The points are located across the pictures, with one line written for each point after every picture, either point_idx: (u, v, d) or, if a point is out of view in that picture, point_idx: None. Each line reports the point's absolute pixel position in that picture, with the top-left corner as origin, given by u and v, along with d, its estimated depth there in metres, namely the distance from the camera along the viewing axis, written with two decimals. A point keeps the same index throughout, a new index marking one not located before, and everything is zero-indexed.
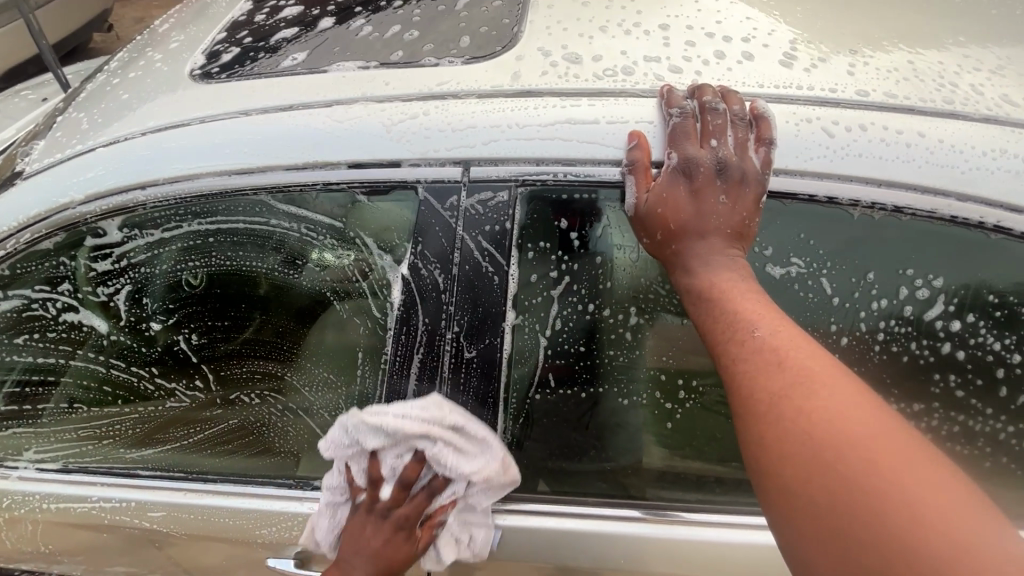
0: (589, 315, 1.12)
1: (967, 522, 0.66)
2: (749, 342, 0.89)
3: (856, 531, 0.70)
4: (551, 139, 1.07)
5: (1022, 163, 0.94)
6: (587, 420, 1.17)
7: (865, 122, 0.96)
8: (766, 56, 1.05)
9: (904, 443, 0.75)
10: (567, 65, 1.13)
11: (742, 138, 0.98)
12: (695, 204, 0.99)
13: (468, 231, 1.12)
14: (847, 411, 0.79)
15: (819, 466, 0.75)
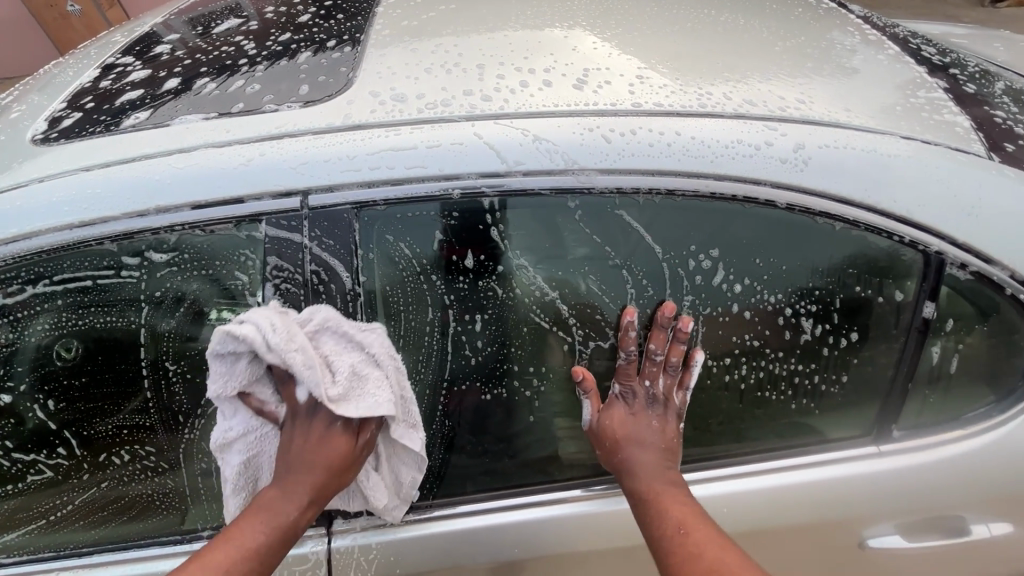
0: (453, 322, 1.08)
1: None
2: (671, 531, 0.98)
3: None
4: (380, 165, 0.98)
5: (772, 144, 1.00)
6: (456, 416, 1.15)
7: (634, 127, 1.00)
8: (562, 82, 1.10)
9: None
10: (394, 104, 1.06)
11: (674, 380, 1.09)
12: (634, 428, 1.08)
13: (314, 262, 1.00)
14: None
15: None
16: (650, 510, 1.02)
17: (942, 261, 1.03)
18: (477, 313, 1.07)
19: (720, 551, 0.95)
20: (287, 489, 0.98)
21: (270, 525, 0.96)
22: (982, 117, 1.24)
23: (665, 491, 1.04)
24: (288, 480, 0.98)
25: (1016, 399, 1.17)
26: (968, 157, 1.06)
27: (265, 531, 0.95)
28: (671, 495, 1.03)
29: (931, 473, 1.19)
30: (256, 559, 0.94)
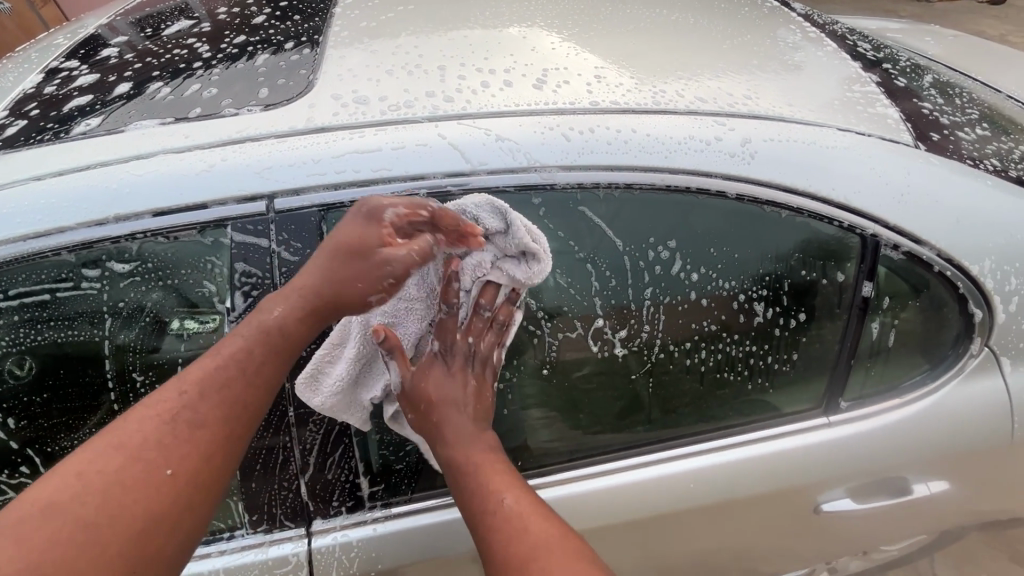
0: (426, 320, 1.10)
1: None
2: (505, 514, 0.98)
3: None
4: (345, 168, 0.99)
5: (720, 138, 1.06)
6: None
7: (592, 125, 1.05)
8: (522, 82, 1.13)
9: None
10: (356, 107, 1.06)
11: (493, 338, 1.06)
12: (441, 385, 1.05)
13: (283, 267, 1.01)
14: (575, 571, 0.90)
15: None
16: (475, 487, 1.01)
17: (876, 243, 1.12)
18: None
19: (531, 536, 0.95)
20: (316, 285, 0.95)
21: (270, 319, 0.95)
22: (910, 109, 1.34)
23: (490, 478, 1.02)
24: (322, 277, 0.95)
25: (947, 367, 1.28)
26: (897, 147, 1.15)
27: (270, 315, 0.95)
28: (502, 484, 1.02)
29: (874, 440, 1.29)
30: (228, 374, 0.93)
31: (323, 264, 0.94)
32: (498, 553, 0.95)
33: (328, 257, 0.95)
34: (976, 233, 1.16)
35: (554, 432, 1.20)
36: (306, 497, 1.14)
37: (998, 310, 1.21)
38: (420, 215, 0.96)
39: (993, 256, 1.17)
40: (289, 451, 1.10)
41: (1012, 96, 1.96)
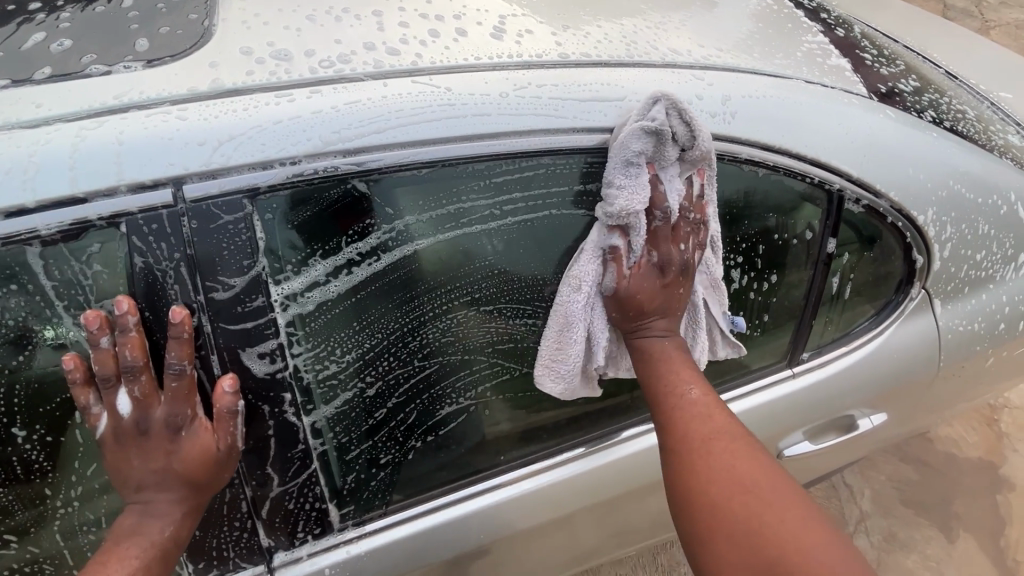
0: (403, 324, 0.95)
1: (806, 534, 0.80)
2: (690, 399, 0.96)
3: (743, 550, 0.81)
4: (274, 141, 0.77)
5: (700, 95, 0.98)
6: (403, 413, 1.04)
7: (566, 82, 0.91)
8: (478, 32, 0.97)
9: (789, 497, 0.84)
10: (277, 64, 0.85)
11: (699, 239, 1.01)
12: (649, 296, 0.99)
13: (204, 275, 0.79)
14: (733, 475, 0.86)
15: (736, 518, 0.83)
16: None
17: (840, 197, 1.13)
18: (399, 306, 0.93)
19: (713, 420, 0.93)
20: (162, 474, 0.86)
21: (163, 530, 0.86)
22: (854, 60, 1.36)
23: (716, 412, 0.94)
24: (163, 467, 0.86)
25: (891, 309, 1.35)
26: (856, 99, 1.15)
27: (163, 527, 0.87)
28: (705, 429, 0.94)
29: (830, 386, 1.35)
30: None
31: (151, 459, 0.85)
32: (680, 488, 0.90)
33: (145, 446, 0.85)
34: (923, 182, 1.20)
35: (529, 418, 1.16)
36: (261, 533, 0.99)
37: (935, 255, 1.29)
38: (190, 331, 0.80)
39: (935, 205, 1.23)
40: (239, 487, 0.95)
41: (911, 49, 2.11)
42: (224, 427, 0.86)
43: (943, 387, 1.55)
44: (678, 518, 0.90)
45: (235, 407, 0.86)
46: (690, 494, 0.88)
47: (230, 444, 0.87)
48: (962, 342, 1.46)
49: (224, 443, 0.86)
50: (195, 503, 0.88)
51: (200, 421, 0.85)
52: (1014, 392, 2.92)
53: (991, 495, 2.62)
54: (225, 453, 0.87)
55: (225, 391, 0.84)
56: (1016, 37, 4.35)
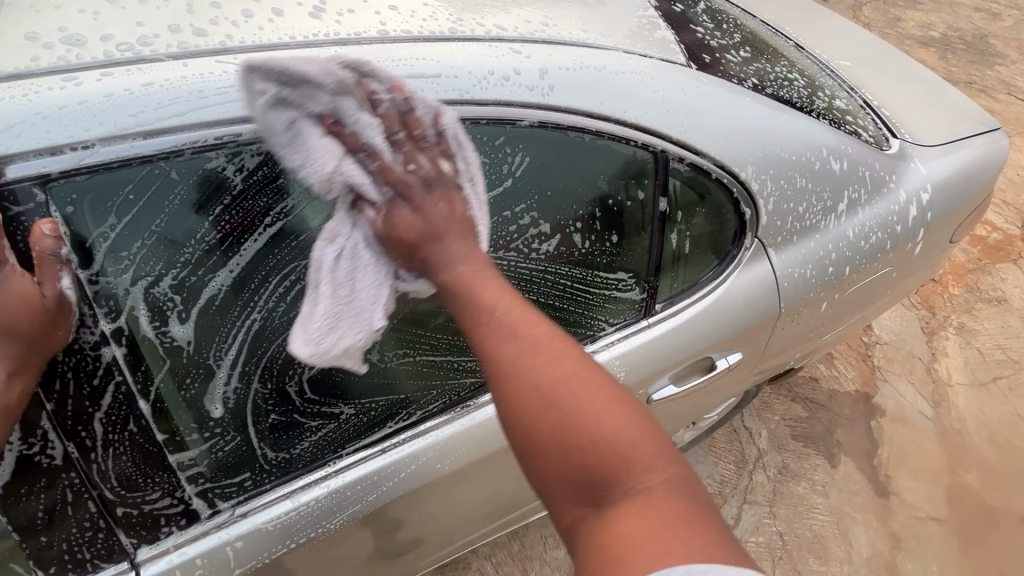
0: (264, 305, 0.98)
1: (644, 459, 0.82)
2: (497, 323, 0.89)
3: (557, 467, 0.83)
4: (59, 126, 0.76)
5: (517, 68, 1.05)
6: (295, 386, 1.08)
7: (382, 58, 0.95)
8: (295, 9, 0.96)
9: (645, 444, 0.83)
10: (67, 50, 0.81)
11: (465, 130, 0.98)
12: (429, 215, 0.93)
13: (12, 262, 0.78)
14: (555, 365, 0.86)
15: (550, 423, 0.83)
16: (496, 339, 0.89)
17: (664, 158, 1.25)
18: (282, 280, 0.98)
19: (541, 348, 0.87)
20: None
21: None
22: (683, 34, 1.48)
23: (629, 515, 0.79)
24: None
25: (730, 261, 1.51)
26: (674, 68, 1.26)
27: None
28: (645, 553, 0.74)
29: (687, 332, 1.49)
30: None
31: None
32: (520, 435, 0.85)
33: None
34: (741, 143, 1.34)
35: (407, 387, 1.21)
36: (119, 532, 0.99)
37: (761, 209, 1.45)
38: None
39: (754, 163, 1.38)
40: (85, 487, 0.93)
41: (765, 24, 2.29)
42: (54, 275, 0.80)
43: (788, 326, 1.75)
44: (527, 462, 0.86)
45: (62, 253, 0.81)
46: (535, 445, 0.84)
47: (59, 294, 0.81)
48: (798, 285, 1.65)
49: (50, 293, 0.80)
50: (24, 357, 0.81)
51: (21, 271, 0.79)
52: (882, 330, 3.28)
53: (865, 423, 2.97)
54: (53, 302, 0.80)
55: (45, 235, 0.79)
56: (881, 12, 4.79)
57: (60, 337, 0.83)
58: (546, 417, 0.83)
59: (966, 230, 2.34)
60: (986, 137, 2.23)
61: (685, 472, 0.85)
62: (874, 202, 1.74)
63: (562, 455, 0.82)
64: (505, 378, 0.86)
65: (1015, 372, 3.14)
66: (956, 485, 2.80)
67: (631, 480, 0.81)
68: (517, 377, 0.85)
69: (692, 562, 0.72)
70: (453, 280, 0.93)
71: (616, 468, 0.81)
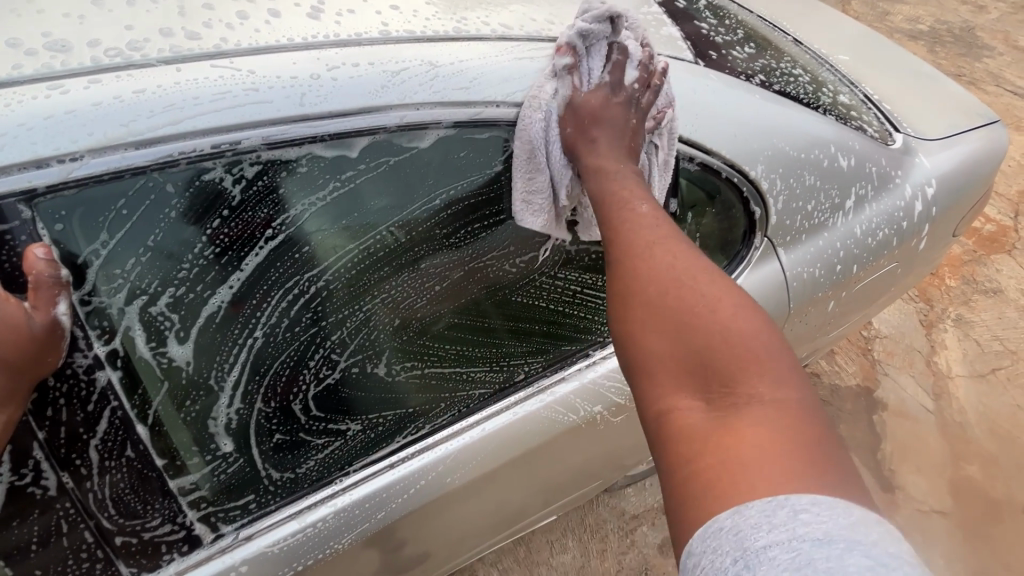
0: (270, 321, 0.94)
1: (749, 358, 0.80)
2: (641, 214, 1.01)
3: (701, 345, 0.82)
4: (45, 137, 0.71)
5: (523, 67, 1.01)
6: (304, 403, 1.04)
7: (385, 59, 0.91)
8: (293, 10, 0.91)
9: (765, 352, 0.81)
10: (52, 56, 0.76)
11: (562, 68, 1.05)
12: (606, 109, 1.08)
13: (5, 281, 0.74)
14: (660, 263, 0.92)
15: (675, 309, 0.86)
16: (653, 223, 0.99)
17: (675, 159, 1.23)
18: (286, 294, 0.94)
19: (652, 236, 0.96)
20: None
21: None
22: (688, 30, 1.44)
23: (749, 421, 0.75)
24: None
25: (740, 261, 1.48)
26: (682, 65, 1.23)
27: None
28: (750, 464, 0.70)
29: None
30: None
31: None
32: (632, 332, 0.89)
33: None
34: (751, 141, 1.31)
35: (415, 399, 1.17)
36: (118, 561, 0.94)
37: (771, 207, 1.42)
38: None
39: (763, 161, 1.35)
40: (80, 516, 0.88)
41: (763, 20, 2.27)
42: (46, 298, 0.75)
43: (797, 324, 1.72)
44: (636, 360, 0.88)
45: (58, 275, 0.76)
46: (655, 329, 0.86)
47: (52, 318, 0.76)
48: (806, 283, 1.62)
49: (41, 317, 0.75)
50: (7, 386, 0.74)
51: (7, 294, 0.73)
52: (882, 324, 3.28)
53: (868, 418, 2.96)
54: (43, 327, 0.75)
55: (37, 258, 0.74)
56: (872, 7, 4.80)
57: (51, 362, 0.78)
58: (663, 305, 0.87)
59: (967, 224, 2.33)
60: (986, 129, 2.22)
61: (806, 393, 0.79)
62: (881, 197, 1.72)
63: (686, 343, 0.83)
64: (621, 265, 0.95)
65: (1015, 364, 3.14)
66: (960, 478, 2.79)
67: (742, 375, 0.79)
68: (657, 262, 0.91)
69: (810, 484, 0.67)
70: (602, 181, 1.05)
71: (728, 360, 0.80)
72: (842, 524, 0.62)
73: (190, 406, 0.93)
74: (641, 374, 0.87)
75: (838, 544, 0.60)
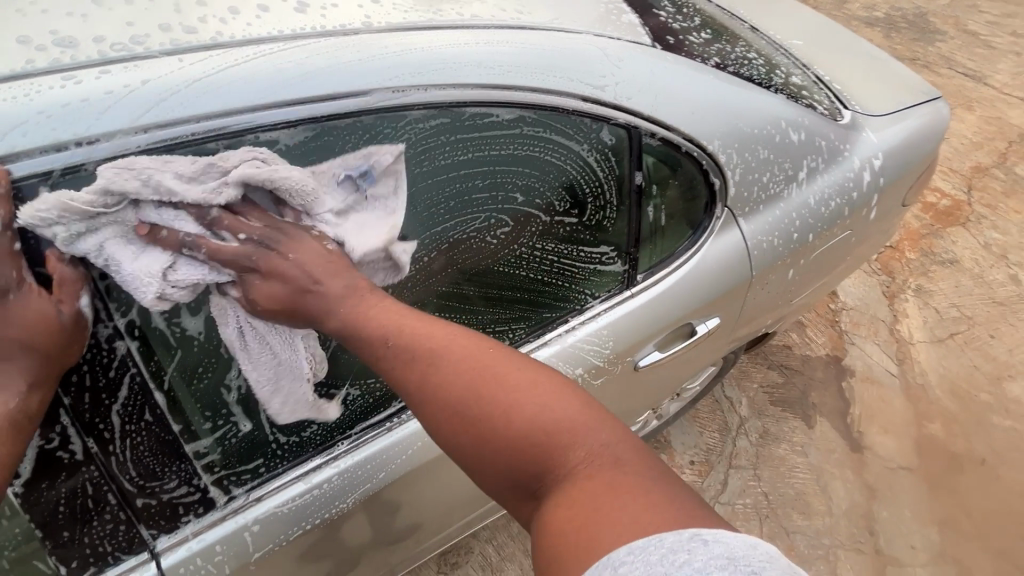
0: None
1: (572, 449, 0.88)
2: (393, 343, 0.97)
3: (523, 454, 0.89)
4: (64, 124, 0.78)
5: (494, 53, 1.11)
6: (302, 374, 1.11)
7: (368, 47, 0.99)
8: (280, 5, 0.99)
9: (585, 424, 0.90)
10: (61, 51, 0.83)
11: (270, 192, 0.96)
12: (289, 264, 0.96)
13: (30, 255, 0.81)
14: (451, 379, 0.94)
15: (486, 432, 0.91)
16: (407, 359, 0.96)
17: (637, 135, 1.34)
18: None
19: (438, 357, 0.96)
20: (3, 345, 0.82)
21: (7, 403, 0.81)
22: (647, 18, 1.55)
23: (573, 494, 0.84)
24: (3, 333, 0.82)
25: (703, 231, 1.61)
26: (640, 49, 1.34)
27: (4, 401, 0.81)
28: (593, 524, 0.79)
29: (667, 300, 1.58)
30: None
31: None
32: (465, 455, 0.93)
33: None
34: (707, 117, 1.43)
35: None
36: (139, 523, 1.01)
37: (729, 179, 1.54)
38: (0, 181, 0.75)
39: (720, 136, 1.47)
40: (104, 479, 0.95)
41: (720, 9, 2.40)
42: (69, 292, 0.83)
43: (760, 290, 1.86)
44: (476, 474, 0.94)
45: (82, 272, 0.85)
46: (490, 446, 0.91)
47: (76, 310, 0.84)
48: (767, 251, 1.75)
49: (67, 308, 0.82)
50: (41, 371, 0.83)
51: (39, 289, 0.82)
52: (846, 296, 3.46)
53: (836, 384, 3.14)
54: (69, 318, 0.83)
55: (64, 257, 0.83)
56: None
57: (76, 352, 0.86)
58: (473, 420, 0.92)
59: (916, 195, 2.50)
60: (928, 106, 2.39)
61: (623, 441, 0.90)
62: (831, 170, 1.87)
63: (514, 452, 0.90)
64: (425, 395, 0.95)
65: (969, 328, 3.35)
66: (922, 436, 2.98)
67: (572, 462, 0.88)
68: (461, 368, 0.95)
69: (632, 537, 0.75)
70: (339, 321, 0.98)
71: (563, 451, 0.88)
72: (654, 561, 0.71)
73: (200, 374, 1.00)
74: (490, 486, 0.94)
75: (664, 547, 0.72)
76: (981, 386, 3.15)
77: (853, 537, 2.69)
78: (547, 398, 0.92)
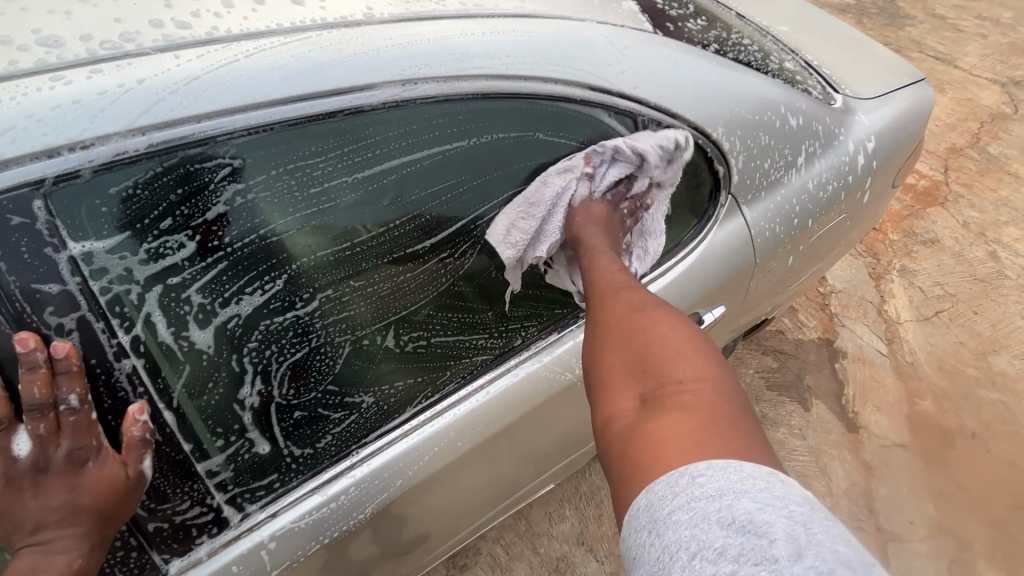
0: (274, 304, 0.97)
1: (685, 387, 0.94)
2: (616, 269, 1.29)
3: (643, 383, 0.99)
4: (52, 127, 0.73)
5: (500, 43, 1.07)
6: (310, 385, 1.07)
7: (372, 39, 0.95)
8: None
9: (708, 376, 0.95)
10: (46, 51, 0.77)
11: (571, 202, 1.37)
12: (590, 226, 1.39)
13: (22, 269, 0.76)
14: (657, 304, 1.15)
15: (630, 357, 1.04)
16: (625, 285, 1.23)
17: (643, 123, 1.32)
18: (281, 278, 0.96)
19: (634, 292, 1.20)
20: (69, 506, 0.86)
21: (72, 562, 0.86)
22: (643, 5, 1.53)
23: (671, 410, 0.90)
24: (72, 499, 0.86)
25: (707, 219, 1.60)
26: (643, 36, 1.32)
27: (69, 560, 0.86)
28: (671, 442, 0.86)
29: (674, 291, 1.57)
30: None
31: (55, 495, 0.86)
32: (596, 378, 1.06)
33: (52, 484, 0.86)
34: (711, 104, 1.41)
35: (419, 370, 1.22)
36: (151, 548, 0.97)
37: (733, 166, 1.53)
38: (77, 361, 0.81)
39: (723, 123, 1.45)
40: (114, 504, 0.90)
41: None
42: (135, 455, 0.88)
43: (761, 276, 1.86)
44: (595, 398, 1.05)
45: (146, 437, 0.90)
46: (628, 365, 1.03)
47: (140, 473, 0.89)
48: (769, 236, 1.75)
49: (132, 471, 0.88)
50: (103, 533, 0.88)
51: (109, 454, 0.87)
52: (835, 279, 3.51)
53: (830, 366, 3.18)
54: (134, 480, 0.89)
55: (136, 419, 0.88)
56: None
57: (130, 510, 0.90)
58: (634, 338, 1.06)
59: (904, 176, 2.53)
60: (913, 88, 2.41)
61: (737, 397, 0.94)
62: (827, 153, 1.87)
63: (637, 381, 0.99)
64: (622, 308, 1.15)
65: (954, 305, 3.42)
66: (914, 412, 3.04)
67: (685, 397, 0.93)
68: (651, 305, 1.14)
69: (708, 458, 0.81)
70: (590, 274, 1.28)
71: (673, 386, 0.95)
72: (733, 481, 0.77)
73: (208, 389, 0.95)
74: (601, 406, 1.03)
75: (725, 496, 0.75)
76: (968, 361, 3.22)
77: (854, 516, 2.73)
78: (683, 350, 1.01)
